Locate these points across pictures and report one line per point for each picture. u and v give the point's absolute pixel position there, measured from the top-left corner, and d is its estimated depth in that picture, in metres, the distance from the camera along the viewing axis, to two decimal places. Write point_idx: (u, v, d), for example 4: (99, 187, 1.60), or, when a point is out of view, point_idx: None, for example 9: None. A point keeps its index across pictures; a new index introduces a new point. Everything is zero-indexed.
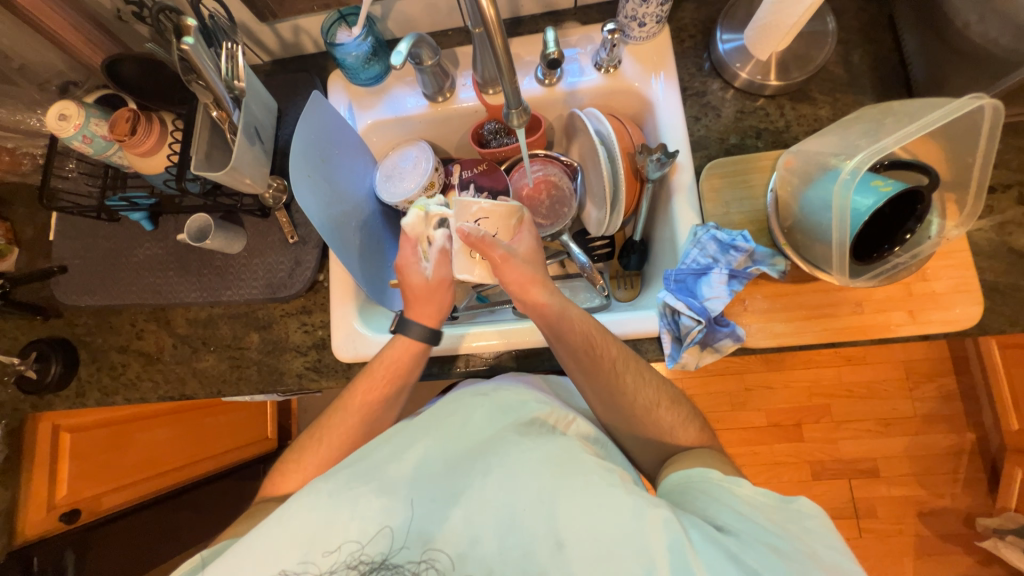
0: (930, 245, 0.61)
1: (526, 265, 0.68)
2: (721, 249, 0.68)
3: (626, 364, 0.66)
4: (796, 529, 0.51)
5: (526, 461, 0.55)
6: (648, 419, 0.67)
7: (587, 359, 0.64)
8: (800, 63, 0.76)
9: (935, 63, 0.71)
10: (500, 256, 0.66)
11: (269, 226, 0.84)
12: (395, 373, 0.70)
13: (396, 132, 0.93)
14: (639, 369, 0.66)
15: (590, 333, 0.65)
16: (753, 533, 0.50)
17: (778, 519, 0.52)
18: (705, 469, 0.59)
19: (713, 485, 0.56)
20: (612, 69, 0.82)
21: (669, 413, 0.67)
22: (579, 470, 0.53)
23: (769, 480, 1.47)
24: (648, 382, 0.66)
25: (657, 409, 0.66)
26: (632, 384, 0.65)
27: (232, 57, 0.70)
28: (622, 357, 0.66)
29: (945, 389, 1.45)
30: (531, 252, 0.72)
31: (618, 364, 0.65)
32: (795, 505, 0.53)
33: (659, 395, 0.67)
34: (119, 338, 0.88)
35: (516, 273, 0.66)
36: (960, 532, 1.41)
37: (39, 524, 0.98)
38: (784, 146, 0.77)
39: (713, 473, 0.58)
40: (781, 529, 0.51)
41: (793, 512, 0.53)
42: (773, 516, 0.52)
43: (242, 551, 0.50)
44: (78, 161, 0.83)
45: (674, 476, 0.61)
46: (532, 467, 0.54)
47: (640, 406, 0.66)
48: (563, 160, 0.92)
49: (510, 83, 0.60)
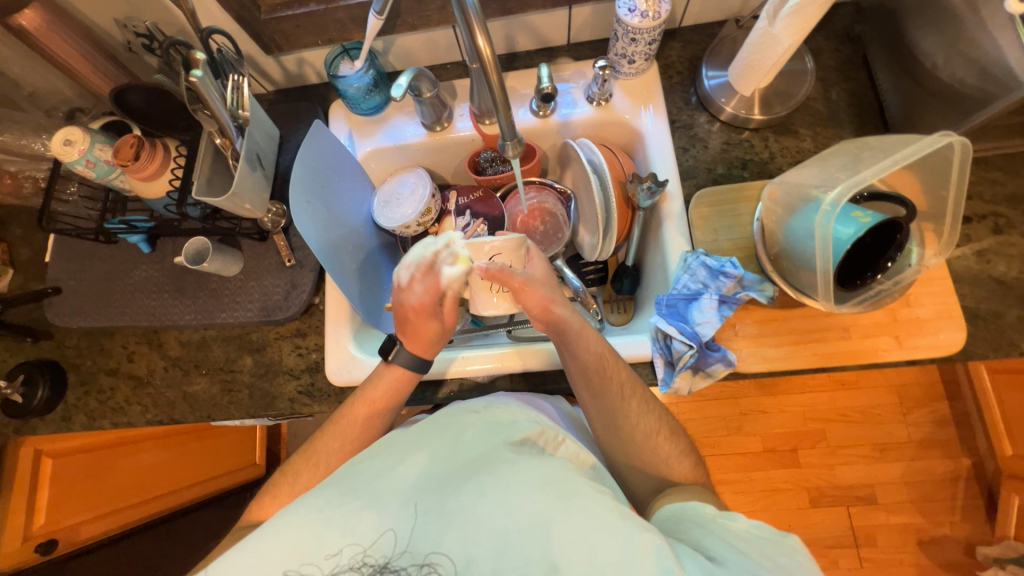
0: (912, 272, 0.63)
1: (546, 287, 0.67)
2: (711, 275, 0.70)
3: (633, 389, 0.67)
4: (787, 561, 0.51)
5: (518, 481, 0.54)
6: (641, 442, 0.67)
7: (597, 378, 0.66)
8: (782, 99, 0.80)
9: (908, 100, 0.75)
10: (519, 284, 0.64)
11: (266, 249, 0.85)
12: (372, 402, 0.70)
13: (395, 159, 0.95)
14: (644, 395, 0.68)
15: (604, 355, 0.66)
16: (741, 565, 0.50)
17: (770, 554, 0.52)
18: (701, 504, 0.59)
19: (706, 519, 0.57)
20: (604, 102, 0.86)
21: (660, 438, 0.67)
22: (571, 491, 0.53)
23: (765, 508, 1.45)
24: (651, 411, 0.68)
25: (646, 432, 0.67)
26: (636, 409, 0.67)
27: (238, 88, 0.72)
28: (630, 382, 0.67)
29: (939, 414, 1.46)
30: (546, 276, 0.70)
31: (625, 388, 0.67)
32: (789, 541, 0.53)
33: (658, 424, 0.68)
34: (109, 361, 0.87)
35: (537, 297, 0.65)
36: (962, 562, 1.39)
37: (12, 556, 0.95)
38: (769, 175, 0.80)
39: (708, 508, 0.58)
40: (768, 561, 0.51)
41: (786, 546, 0.52)
42: (765, 550, 0.52)
43: (233, 562, 0.49)
44: (79, 185, 0.85)
45: (670, 507, 0.61)
46: (524, 487, 0.53)
47: (639, 431, 0.67)
48: (556, 188, 0.95)
49: (505, 116, 0.62)
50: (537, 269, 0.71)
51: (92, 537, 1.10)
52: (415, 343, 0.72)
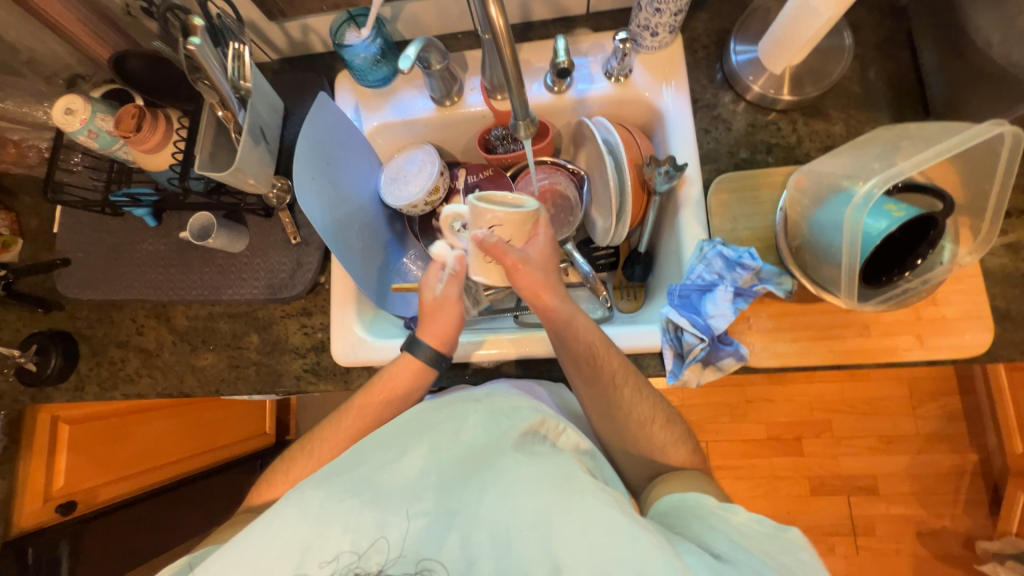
0: (942, 271, 0.59)
1: (541, 270, 0.63)
2: (727, 266, 0.67)
3: (626, 376, 0.65)
4: (789, 560, 0.51)
5: (518, 480, 0.56)
6: (636, 432, 0.67)
7: (589, 369, 0.64)
8: (815, 78, 0.75)
9: (952, 83, 0.70)
10: (512, 263, 0.61)
11: (272, 226, 0.84)
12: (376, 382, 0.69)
13: (402, 134, 0.92)
14: (636, 383, 0.66)
15: (595, 344, 0.64)
16: (748, 561, 0.50)
17: (771, 551, 0.51)
18: (702, 495, 0.59)
19: (707, 512, 0.56)
20: (623, 78, 0.81)
21: (662, 429, 0.67)
22: (572, 488, 0.54)
23: (765, 494, 1.46)
24: (645, 398, 0.66)
25: (646, 422, 0.66)
26: (628, 398, 0.65)
27: (238, 57, 0.69)
28: (622, 370, 0.65)
29: (950, 409, 1.43)
30: (547, 257, 0.66)
31: (617, 376, 0.65)
32: (789, 535, 0.53)
33: (653, 412, 0.67)
34: (119, 333, 0.88)
35: (528, 279, 0.62)
36: (959, 553, 1.40)
37: (33, 515, 0.98)
38: (795, 161, 0.76)
39: (708, 500, 0.58)
40: (773, 560, 0.50)
41: (787, 542, 0.52)
42: (766, 545, 0.52)
43: (238, 554, 0.52)
44: (83, 155, 0.83)
45: (670, 497, 0.61)
46: (526, 486, 0.56)
47: (634, 420, 0.66)
48: (569, 168, 0.91)
49: (517, 93, 0.59)
50: (536, 250, 0.66)
51: (110, 499, 1.14)
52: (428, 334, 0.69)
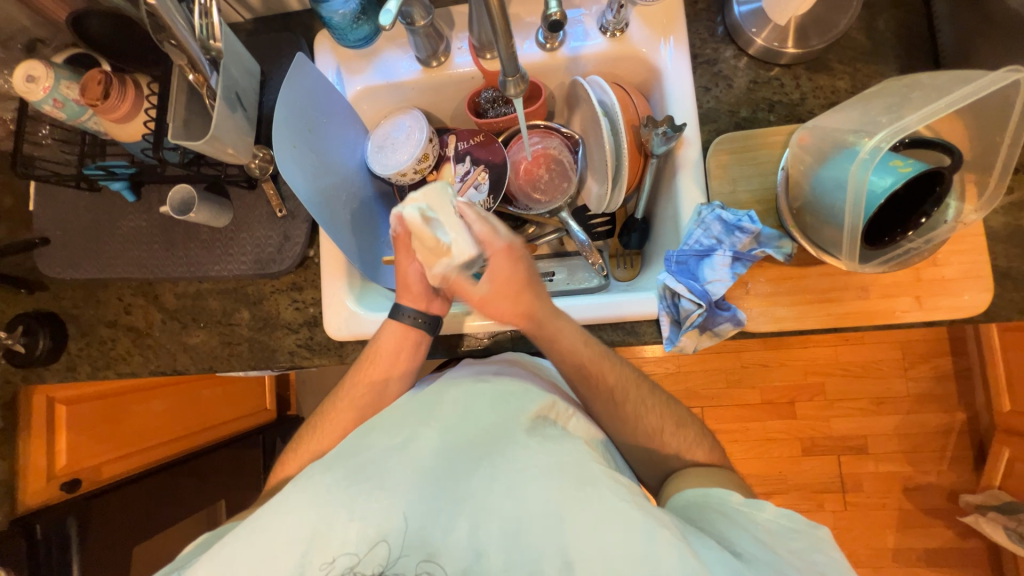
0: (946, 229, 0.58)
1: (503, 297, 0.67)
2: (726, 230, 0.66)
3: (626, 387, 0.69)
4: (817, 561, 0.51)
5: (530, 467, 0.57)
6: (627, 417, 0.69)
7: (585, 381, 0.68)
8: (821, 29, 0.70)
9: (964, 32, 0.67)
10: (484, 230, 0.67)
11: (256, 199, 0.80)
12: (392, 363, 0.72)
13: (388, 99, 0.87)
14: (638, 390, 0.69)
15: (586, 360, 0.67)
16: (771, 563, 0.50)
17: (800, 551, 0.51)
18: (726, 492, 0.59)
19: (731, 509, 0.57)
20: (619, 33, 0.77)
21: (657, 415, 0.69)
22: (586, 481, 0.55)
23: (758, 456, 1.50)
24: (656, 408, 0.69)
25: (641, 415, 0.69)
26: (631, 406, 0.69)
27: (206, 14, 0.63)
28: (621, 381, 0.68)
29: (941, 369, 1.46)
30: (506, 279, 0.66)
31: (616, 391, 0.68)
32: (819, 533, 0.52)
33: (663, 420, 0.69)
34: (107, 313, 0.86)
35: (500, 309, 0.68)
36: (943, 507, 1.45)
37: (39, 493, 1.00)
38: (798, 120, 0.73)
39: (732, 497, 0.58)
40: (797, 560, 0.51)
41: (817, 540, 0.52)
42: (791, 544, 0.52)
43: (251, 531, 0.54)
44: (52, 127, 0.79)
45: (690, 491, 0.62)
46: (539, 475, 0.56)
47: (642, 431, 0.69)
48: (563, 132, 0.88)
49: (505, 47, 0.55)
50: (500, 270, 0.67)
51: (115, 476, 1.14)
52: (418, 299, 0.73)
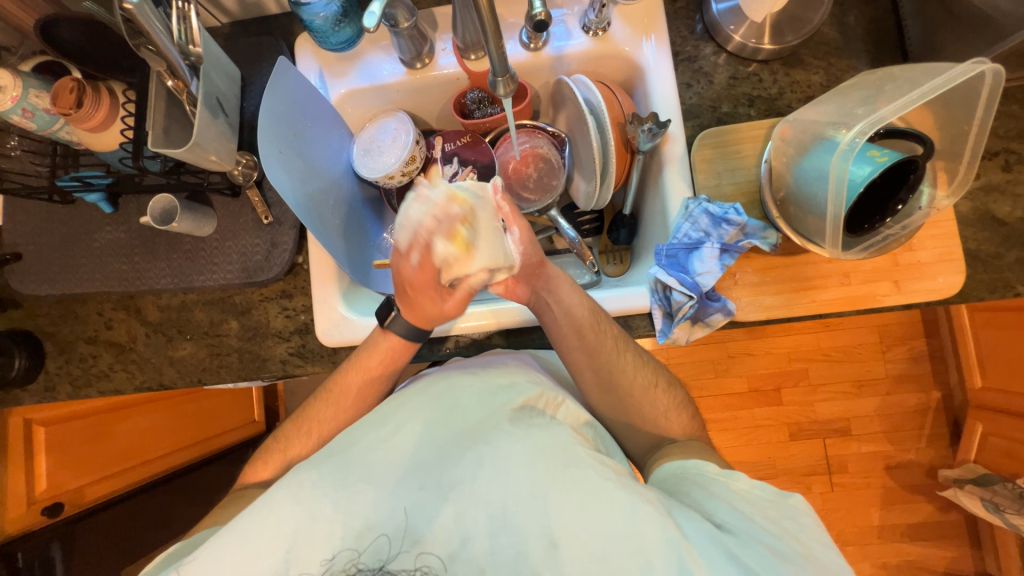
0: (922, 215, 0.60)
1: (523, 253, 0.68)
2: (713, 223, 0.67)
3: (625, 344, 0.69)
4: (791, 525, 0.54)
5: (515, 454, 0.57)
6: (641, 398, 0.70)
7: (590, 334, 0.68)
8: (795, 26, 0.73)
9: (930, 26, 0.70)
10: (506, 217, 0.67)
11: (240, 206, 0.79)
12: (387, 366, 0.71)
13: (373, 102, 0.87)
14: (637, 350, 0.70)
15: (594, 309, 0.69)
16: (749, 531, 0.52)
17: (773, 515, 0.54)
18: (702, 462, 0.61)
19: (708, 479, 0.59)
20: (601, 32, 0.78)
21: (662, 395, 0.70)
22: (570, 463, 0.55)
23: (748, 443, 1.53)
24: (646, 365, 0.70)
25: (650, 387, 0.70)
26: (631, 364, 0.69)
27: (185, 19, 0.62)
28: (621, 338, 0.69)
29: (917, 351, 1.51)
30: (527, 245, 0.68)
31: (618, 343, 0.68)
32: (791, 501, 0.55)
33: (655, 377, 0.71)
34: (86, 329, 0.83)
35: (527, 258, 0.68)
36: (924, 482, 1.51)
37: (20, 520, 0.96)
38: (777, 113, 0.75)
39: (709, 467, 0.60)
40: (774, 525, 0.53)
41: (789, 508, 0.55)
42: (766, 510, 0.55)
43: (245, 536, 0.52)
44: (21, 138, 0.75)
45: (671, 465, 0.63)
46: (525, 458, 0.56)
47: (639, 387, 0.70)
48: (549, 131, 0.89)
49: (495, 46, 0.55)
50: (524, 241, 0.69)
51: (99, 497, 1.11)
52: (413, 312, 0.68)
